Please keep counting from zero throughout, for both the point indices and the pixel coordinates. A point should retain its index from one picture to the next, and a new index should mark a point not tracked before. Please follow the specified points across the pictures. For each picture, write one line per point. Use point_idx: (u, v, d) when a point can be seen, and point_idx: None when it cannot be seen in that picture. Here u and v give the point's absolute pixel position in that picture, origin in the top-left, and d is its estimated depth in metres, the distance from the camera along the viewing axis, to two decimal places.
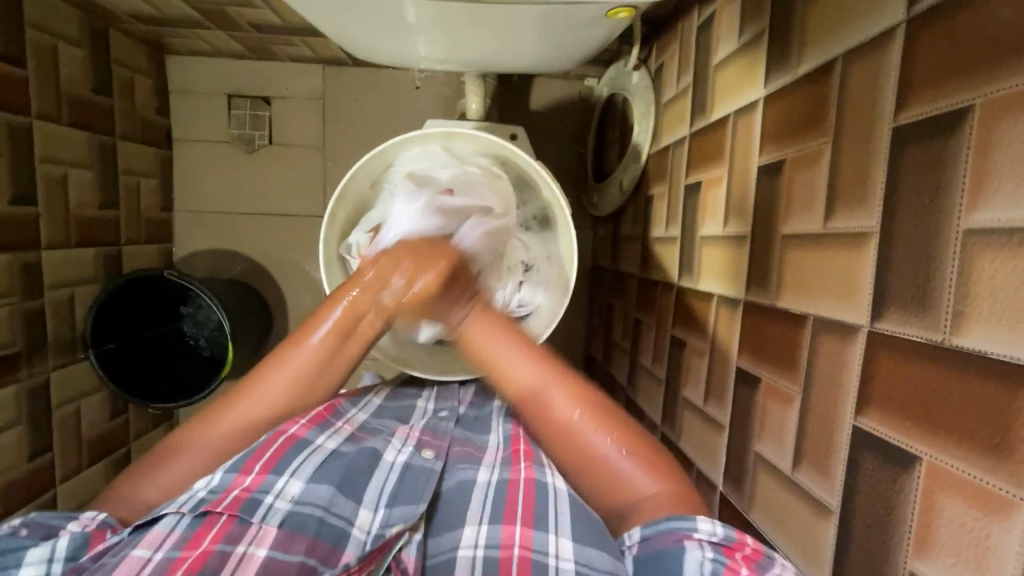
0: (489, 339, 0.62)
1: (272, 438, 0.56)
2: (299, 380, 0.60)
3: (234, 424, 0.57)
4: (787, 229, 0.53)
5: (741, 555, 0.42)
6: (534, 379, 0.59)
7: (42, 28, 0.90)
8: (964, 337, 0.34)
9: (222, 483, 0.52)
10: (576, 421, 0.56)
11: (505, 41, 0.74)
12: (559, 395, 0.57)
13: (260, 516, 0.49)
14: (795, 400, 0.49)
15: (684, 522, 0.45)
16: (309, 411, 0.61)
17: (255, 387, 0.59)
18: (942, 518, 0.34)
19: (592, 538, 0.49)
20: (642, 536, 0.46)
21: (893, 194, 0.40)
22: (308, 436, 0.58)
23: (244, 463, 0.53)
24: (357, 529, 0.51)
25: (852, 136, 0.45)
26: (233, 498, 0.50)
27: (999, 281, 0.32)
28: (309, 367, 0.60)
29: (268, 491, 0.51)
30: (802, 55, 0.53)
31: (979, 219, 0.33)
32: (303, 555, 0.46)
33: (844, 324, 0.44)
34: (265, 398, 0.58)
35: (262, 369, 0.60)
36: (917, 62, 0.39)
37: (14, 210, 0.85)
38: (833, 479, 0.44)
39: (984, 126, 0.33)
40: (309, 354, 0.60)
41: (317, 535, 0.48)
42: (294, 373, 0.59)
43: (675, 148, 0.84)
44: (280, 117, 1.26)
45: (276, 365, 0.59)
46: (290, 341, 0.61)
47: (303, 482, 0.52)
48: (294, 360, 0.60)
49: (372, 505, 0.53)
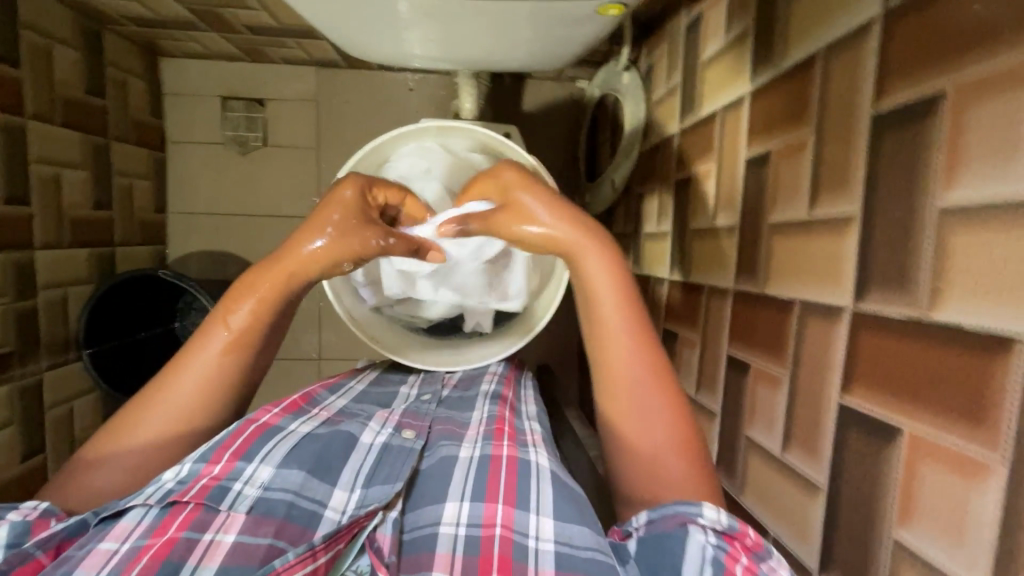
0: (596, 274, 0.59)
1: (243, 425, 0.55)
2: (210, 383, 0.59)
3: (152, 432, 0.56)
4: (774, 217, 0.54)
5: (741, 544, 0.42)
6: (612, 319, 0.58)
7: (37, 29, 0.90)
8: (940, 312, 0.35)
9: (190, 473, 0.50)
10: (625, 356, 0.57)
11: (497, 37, 0.75)
12: (621, 331, 0.57)
13: (228, 503, 0.48)
14: (784, 383, 0.51)
15: (691, 507, 0.44)
16: (283, 400, 0.62)
17: (165, 395, 0.57)
18: (924, 486, 0.36)
19: (573, 513, 0.49)
20: (648, 518, 0.45)
21: (872, 180, 0.42)
22: (281, 423, 0.58)
23: (212, 453, 0.52)
24: (331, 510, 0.51)
25: (834, 126, 0.46)
26: (201, 487, 0.49)
27: (972, 257, 0.33)
28: (219, 371, 0.59)
29: (237, 478, 0.50)
30: (785, 51, 0.55)
31: (954, 199, 0.35)
32: (271, 538, 0.46)
33: (829, 307, 0.45)
34: (177, 399, 0.57)
35: (163, 382, 0.58)
36: (894, 52, 0.40)
37: (8, 210, 0.85)
38: (821, 457, 0.45)
39: (957, 109, 0.35)
40: (221, 358, 0.59)
41: (286, 518, 0.48)
42: (205, 378, 0.58)
43: (666, 144, 0.86)
44: (273, 119, 1.26)
45: (181, 370, 0.58)
46: (201, 338, 0.60)
47: (274, 467, 0.52)
48: (192, 373, 0.58)
49: (348, 486, 0.53)
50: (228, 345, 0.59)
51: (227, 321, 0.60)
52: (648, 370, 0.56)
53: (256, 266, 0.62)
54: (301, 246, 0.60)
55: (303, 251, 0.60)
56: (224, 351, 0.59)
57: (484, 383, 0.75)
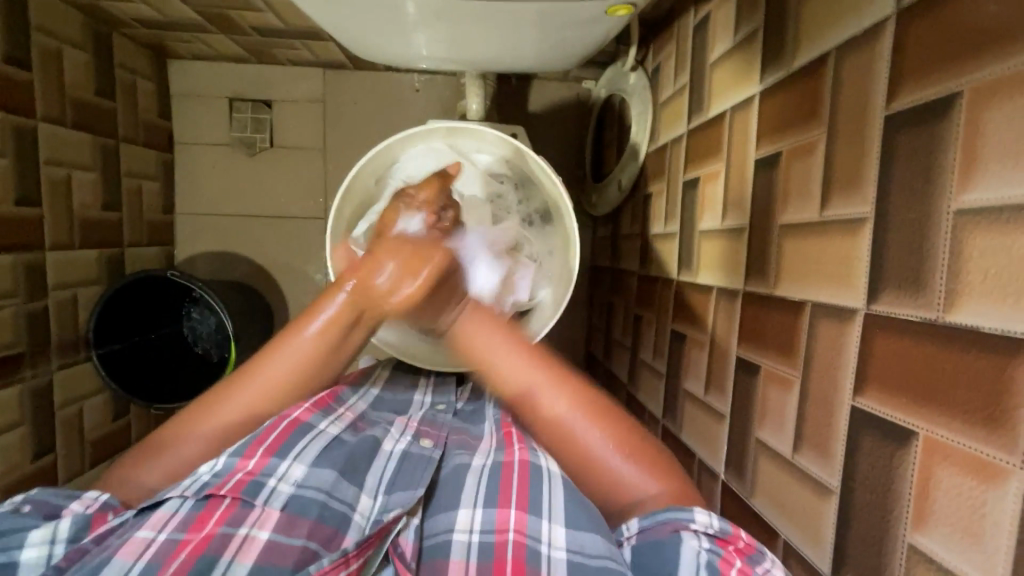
0: (485, 335, 0.57)
1: (277, 421, 0.54)
2: (298, 369, 0.56)
3: (201, 436, 0.53)
4: (784, 219, 0.54)
5: (734, 548, 0.42)
6: (523, 374, 0.55)
7: (48, 32, 0.91)
8: (956, 313, 0.35)
9: (226, 466, 0.50)
10: (562, 411, 0.53)
11: (505, 38, 0.75)
12: (547, 390, 0.54)
13: (263, 499, 0.49)
14: (795, 385, 0.50)
15: (683, 513, 0.44)
16: (312, 396, 0.59)
17: (256, 376, 0.55)
18: (940, 490, 0.36)
19: (586, 522, 0.48)
20: (642, 527, 0.46)
21: (886, 181, 0.41)
22: (312, 421, 0.56)
23: (247, 447, 0.52)
24: (358, 514, 0.51)
25: (845, 128, 0.46)
26: (236, 481, 0.49)
27: (989, 259, 0.33)
28: (308, 355, 0.56)
29: (271, 475, 0.51)
30: (795, 52, 0.55)
31: (971, 199, 0.35)
32: (304, 539, 0.46)
33: (841, 309, 0.45)
34: (264, 380, 0.55)
35: (254, 365, 0.56)
36: (907, 52, 0.40)
37: (20, 212, 0.85)
38: (834, 459, 0.45)
39: (973, 109, 0.35)
40: (316, 341, 0.56)
41: (318, 519, 0.48)
42: (295, 361, 0.56)
43: (673, 145, 0.86)
44: (281, 120, 1.27)
45: (279, 350, 0.56)
46: (296, 322, 0.57)
47: (306, 466, 0.52)
48: (284, 358, 0.56)
49: (372, 492, 0.53)
50: (321, 330, 0.56)
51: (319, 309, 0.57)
52: (588, 412, 0.53)
53: (348, 267, 0.58)
54: (371, 270, 0.57)
55: (382, 280, 0.57)
56: (319, 335, 0.56)
57: None
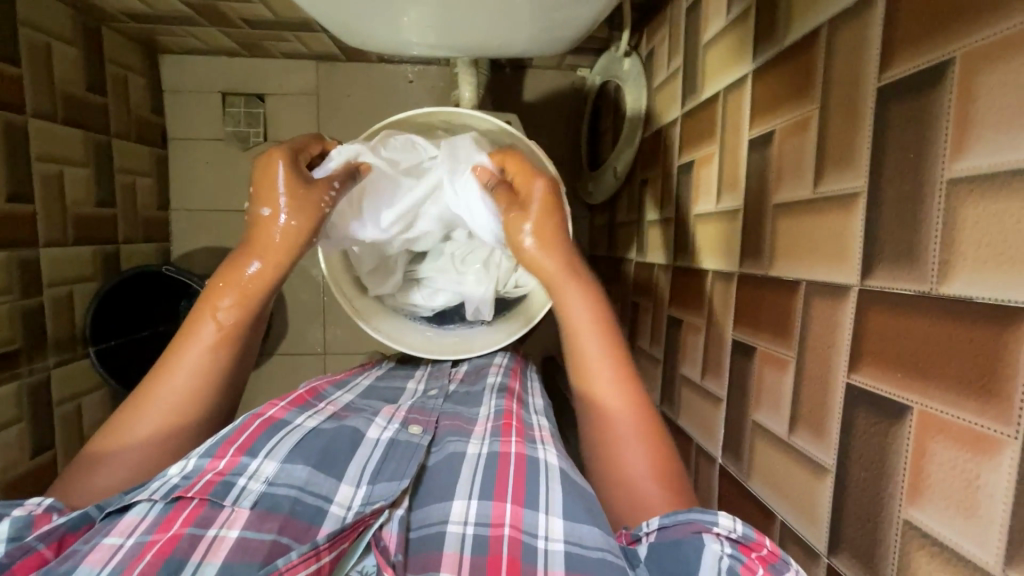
0: (578, 308, 0.63)
1: (249, 420, 0.54)
2: (197, 381, 0.58)
3: (130, 459, 0.53)
4: (778, 197, 0.53)
5: (757, 556, 0.41)
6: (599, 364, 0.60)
7: (35, 26, 0.90)
8: (950, 285, 0.34)
9: (195, 468, 0.49)
10: (606, 388, 0.59)
11: (495, 22, 0.74)
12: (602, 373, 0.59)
13: (233, 499, 0.47)
14: (790, 365, 0.50)
15: (706, 515, 0.43)
16: (289, 394, 0.62)
17: (156, 395, 0.56)
18: (934, 464, 0.35)
19: (582, 512, 0.47)
20: (660, 525, 0.44)
21: (880, 154, 0.41)
22: (287, 417, 0.57)
23: (218, 448, 0.50)
24: (336, 505, 0.49)
25: (840, 103, 0.45)
26: (205, 482, 0.47)
27: (984, 229, 0.32)
28: (206, 369, 0.58)
29: (241, 473, 0.49)
30: (787, 27, 0.54)
31: (964, 167, 0.34)
32: (275, 534, 0.45)
33: (836, 286, 0.44)
34: (174, 393, 0.57)
35: (153, 380, 0.57)
36: (899, 22, 0.39)
37: (10, 208, 0.85)
38: (829, 439, 0.45)
39: (967, 73, 0.34)
40: (213, 351, 0.59)
41: (291, 514, 0.47)
42: (194, 374, 0.58)
43: (668, 129, 0.85)
44: (274, 113, 1.26)
45: (176, 362, 0.58)
46: (189, 328, 0.59)
47: (278, 462, 0.51)
48: (182, 369, 0.58)
49: (354, 481, 0.52)
50: (218, 338, 0.59)
51: (216, 315, 0.60)
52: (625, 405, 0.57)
53: (241, 248, 0.62)
54: (239, 271, 0.61)
55: (251, 270, 0.61)
56: (213, 344, 0.59)
57: (490, 375, 0.74)
